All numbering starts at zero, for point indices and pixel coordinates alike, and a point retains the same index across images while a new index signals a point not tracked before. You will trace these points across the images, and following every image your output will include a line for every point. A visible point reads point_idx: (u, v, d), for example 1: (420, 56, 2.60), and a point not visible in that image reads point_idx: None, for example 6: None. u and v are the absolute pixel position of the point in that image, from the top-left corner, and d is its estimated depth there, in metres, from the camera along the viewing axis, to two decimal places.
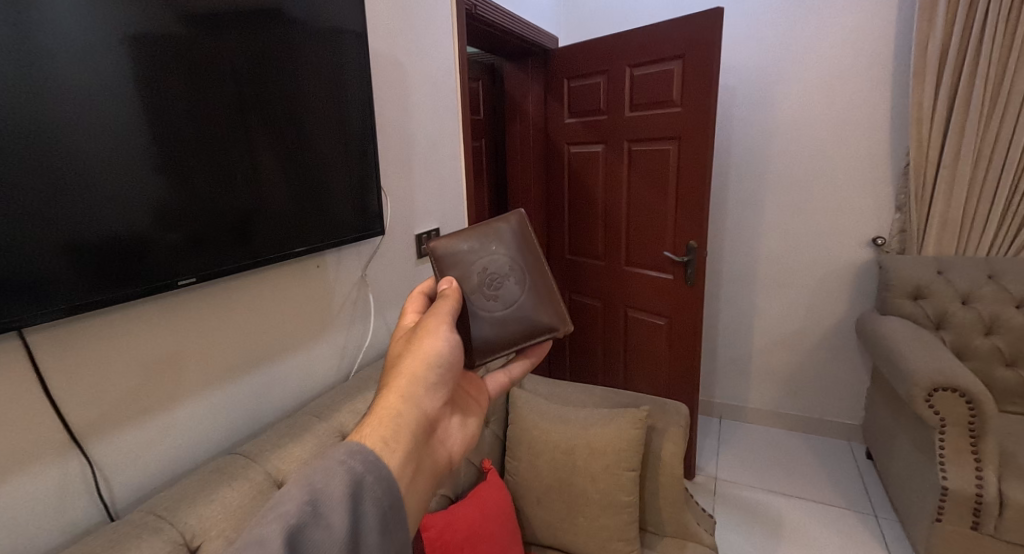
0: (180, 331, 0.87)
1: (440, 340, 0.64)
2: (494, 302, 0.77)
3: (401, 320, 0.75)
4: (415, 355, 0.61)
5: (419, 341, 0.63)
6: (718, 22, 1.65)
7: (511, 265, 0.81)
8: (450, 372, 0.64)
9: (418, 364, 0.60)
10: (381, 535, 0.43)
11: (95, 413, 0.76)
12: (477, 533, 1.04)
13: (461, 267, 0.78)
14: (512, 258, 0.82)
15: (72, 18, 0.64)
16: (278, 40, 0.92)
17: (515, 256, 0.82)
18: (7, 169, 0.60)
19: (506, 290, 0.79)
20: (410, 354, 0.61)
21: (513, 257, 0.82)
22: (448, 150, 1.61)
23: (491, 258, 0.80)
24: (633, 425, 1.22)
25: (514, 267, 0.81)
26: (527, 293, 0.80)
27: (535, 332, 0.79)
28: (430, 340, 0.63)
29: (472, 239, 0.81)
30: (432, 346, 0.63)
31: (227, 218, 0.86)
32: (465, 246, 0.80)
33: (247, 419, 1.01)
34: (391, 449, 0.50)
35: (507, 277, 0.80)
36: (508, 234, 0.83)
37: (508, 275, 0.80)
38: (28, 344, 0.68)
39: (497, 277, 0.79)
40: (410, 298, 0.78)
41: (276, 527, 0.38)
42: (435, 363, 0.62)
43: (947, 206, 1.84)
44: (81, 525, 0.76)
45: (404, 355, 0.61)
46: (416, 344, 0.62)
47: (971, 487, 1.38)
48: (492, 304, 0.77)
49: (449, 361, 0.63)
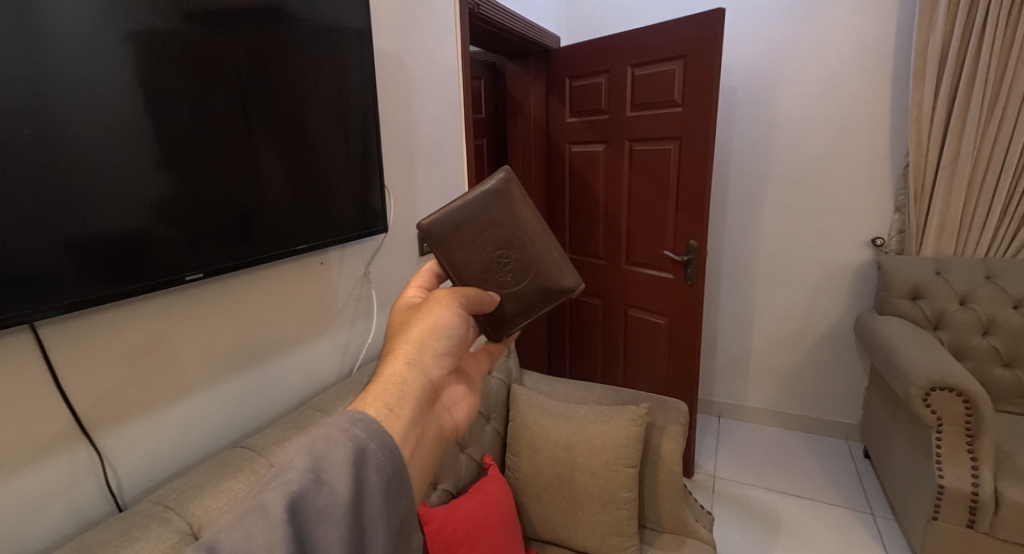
0: (187, 323, 0.88)
1: (450, 312, 0.65)
2: (508, 278, 0.79)
3: (406, 292, 0.77)
4: (420, 324, 0.62)
5: (426, 311, 0.64)
6: (718, 23, 1.66)
7: (515, 237, 0.81)
8: (455, 340, 0.65)
9: (424, 333, 0.62)
10: (384, 501, 0.43)
11: (102, 405, 0.77)
12: (477, 528, 1.05)
13: (467, 247, 0.79)
14: (513, 227, 0.81)
15: (73, 16, 0.65)
16: (280, 39, 0.92)
17: (514, 224, 0.81)
18: (6, 167, 0.60)
19: (516, 263, 0.80)
20: (418, 322, 0.63)
21: (512, 227, 0.81)
22: (450, 149, 1.63)
23: (494, 232, 0.80)
24: (633, 422, 1.23)
25: (518, 238, 0.80)
26: (536, 263, 0.81)
27: (551, 298, 0.81)
28: (437, 310, 0.64)
29: (469, 217, 0.80)
30: (439, 317, 0.64)
31: (231, 216, 0.88)
32: (466, 227, 0.80)
33: (252, 412, 1.02)
34: (399, 408, 0.51)
35: (515, 250, 0.80)
36: (504, 206, 0.82)
37: (514, 247, 0.80)
38: (40, 337, 0.70)
39: (505, 253, 0.80)
40: (417, 274, 0.79)
41: (279, 494, 0.39)
42: (441, 332, 0.63)
43: (946, 207, 1.85)
44: (90, 516, 0.77)
45: (409, 325, 0.62)
46: (422, 314, 0.63)
47: (968, 485, 1.39)
48: (505, 281, 0.79)
49: (456, 332, 0.65)
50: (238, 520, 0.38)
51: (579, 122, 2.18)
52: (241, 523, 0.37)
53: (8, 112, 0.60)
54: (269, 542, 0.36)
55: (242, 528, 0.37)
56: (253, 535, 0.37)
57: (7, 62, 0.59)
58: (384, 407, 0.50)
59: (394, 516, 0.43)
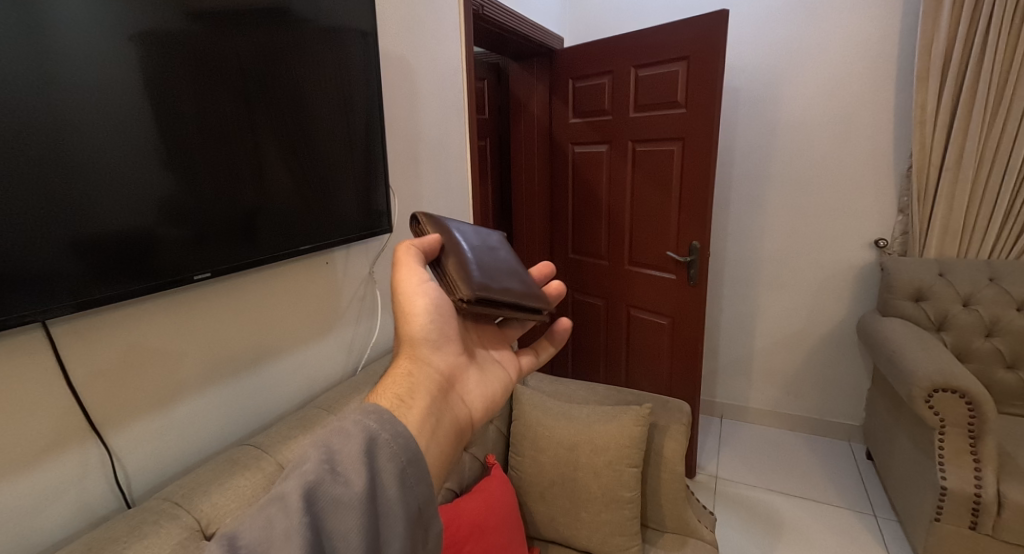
0: (195, 318, 0.89)
1: (426, 295, 0.62)
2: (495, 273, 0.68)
3: None
4: (404, 318, 0.61)
5: (400, 305, 0.62)
6: (722, 25, 1.66)
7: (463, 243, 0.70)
8: (447, 319, 0.64)
9: (412, 325, 0.61)
10: (400, 489, 0.43)
11: (113, 401, 0.78)
12: (481, 525, 1.06)
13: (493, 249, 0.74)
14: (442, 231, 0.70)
15: (79, 16, 0.66)
16: (286, 40, 0.93)
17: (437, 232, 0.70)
18: (14, 166, 0.61)
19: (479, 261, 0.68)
20: (404, 317, 0.61)
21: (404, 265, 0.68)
22: (454, 148, 1.63)
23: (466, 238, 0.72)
24: (635, 423, 1.23)
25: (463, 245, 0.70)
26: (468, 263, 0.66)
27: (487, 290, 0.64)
28: (411, 298, 0.61)
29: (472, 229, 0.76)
30: (416, 305, 0.61)
31: (235, 216, 0.88)
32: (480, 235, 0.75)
33: (257, 410, 1.03)
34: (410, 399, 0.53)
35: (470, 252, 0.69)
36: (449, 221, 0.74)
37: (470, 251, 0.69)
38: (51, 335, 0.71)
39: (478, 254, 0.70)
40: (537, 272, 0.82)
41: (296, 485, 0.39)
42: (428, 318, 0.62)
43: (949, 209, 1.85)
44: (99, 511, 0.78)
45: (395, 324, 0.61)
46: (400, 307, 0.61)
47: (971, 487, 1.39)
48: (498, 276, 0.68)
49: (444, 313, 0.63)
50: (258, 512, 0.39)
51: (583, 122, 2.18)
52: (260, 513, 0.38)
53: (16, 112, 0.61)
54: (289, 531, 0.37)
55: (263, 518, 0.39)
56: (271, 524, 0.38)
57: (11, 59, 0.60)
58: (395, 398, 0.52)
59: (412, 503, 0.43)
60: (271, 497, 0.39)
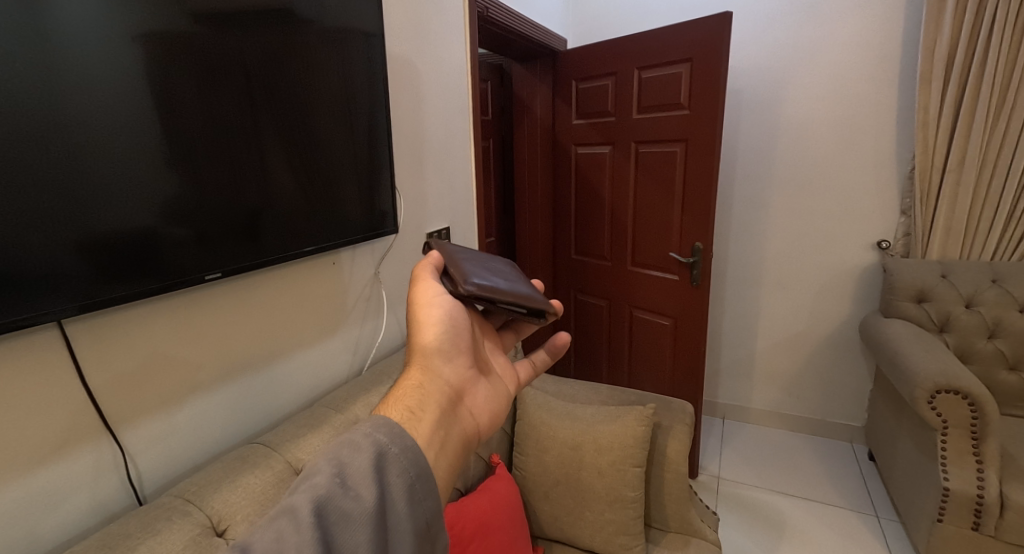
0: (203, 319, 0.90)
1: (436, 307, 0.64)
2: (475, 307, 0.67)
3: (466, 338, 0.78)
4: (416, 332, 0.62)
5: (415, 314, 0.64)
6: (725, 29, 1.67)
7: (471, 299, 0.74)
8: (461, 332, 0.65)
9: (422, 338, 0.61)
10: (408, 503, 0.44)
11: (125, 404, 0.79)
12: (487, 525, 1.07)
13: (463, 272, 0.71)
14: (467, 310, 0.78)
15: (81, 17, 0.66)
16: (290, 40, 0.94)
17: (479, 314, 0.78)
18: (20, 167, 0.62)
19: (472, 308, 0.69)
20: (416, 327, 0.63)
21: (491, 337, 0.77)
22: (459, 148, 1.64)
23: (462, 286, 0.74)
24: (640, 422, 1.24)
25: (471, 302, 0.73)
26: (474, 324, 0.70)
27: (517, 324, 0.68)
28: (427, 310, 0.64)
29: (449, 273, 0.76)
30: (428, 318, 0.63)
31: (240, 217, 0.89)
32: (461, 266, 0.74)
33: (265, 409, 1.04)
34: (420, 411, 0.53)
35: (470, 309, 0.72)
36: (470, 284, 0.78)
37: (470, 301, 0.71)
38: (66, 335, 0.72)
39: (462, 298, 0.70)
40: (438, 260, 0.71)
41: (306, 498, 0.40)
42: (442, 330, 0.63)
43: (951, 211, 1.85)
44: (113, 509, 0.79)
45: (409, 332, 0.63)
46: (416, 319, 0.63)
47: (973, 487, 1.40)
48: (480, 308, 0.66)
49: (454, 323, 0.64)
50: (267, 524, 0.39)
51: (586, 123, 2.20)
52: (271, 526, 0.38)
53: (18, 113, 0.61)
54: (298, 544, 0.37)
55: (273, 530, 0.39)
56: (282, 537, 0.38)
57: (15, 63, 0.60)
58: (405, 410, 0.52)
59: (420, 517, 0.44)
60: (280, 509, 0.40)
